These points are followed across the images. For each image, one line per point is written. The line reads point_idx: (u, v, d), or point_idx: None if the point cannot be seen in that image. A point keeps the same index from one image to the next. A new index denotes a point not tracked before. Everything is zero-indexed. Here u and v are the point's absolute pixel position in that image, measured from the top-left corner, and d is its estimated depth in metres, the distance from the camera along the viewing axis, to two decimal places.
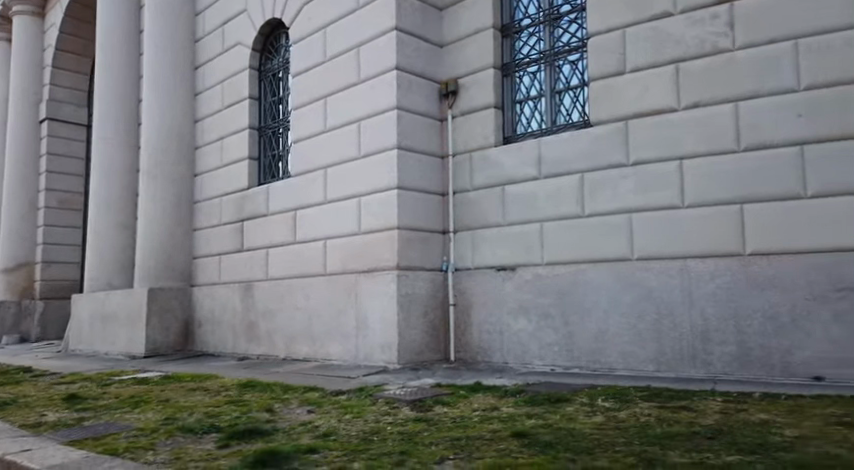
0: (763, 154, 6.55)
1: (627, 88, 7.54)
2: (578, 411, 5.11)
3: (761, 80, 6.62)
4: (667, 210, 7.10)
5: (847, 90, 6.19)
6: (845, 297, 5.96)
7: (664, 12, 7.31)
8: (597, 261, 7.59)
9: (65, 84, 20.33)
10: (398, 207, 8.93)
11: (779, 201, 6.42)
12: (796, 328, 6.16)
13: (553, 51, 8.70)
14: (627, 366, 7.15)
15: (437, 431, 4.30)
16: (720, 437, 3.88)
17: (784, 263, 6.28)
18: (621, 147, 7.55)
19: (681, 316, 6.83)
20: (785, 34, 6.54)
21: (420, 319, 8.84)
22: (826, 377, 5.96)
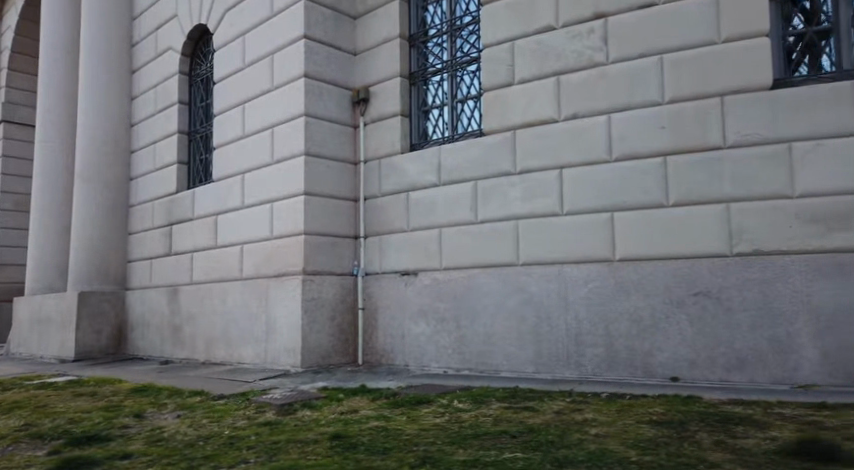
0: (631, 165, 6.90)
1: (515, 99, 7.84)
2: (429, 412, 5.34)
3: (630, 94, 6.98)
4: (548, 218, 7.42)
5: (704, 104, 6.54)
6: (699, 300, 6.32)
7: (548, 26, 7.62)
8: (487, 266, 7.87)
9: (23, 87, 20.04)
10: (305, 213, 9.10)
11: (644, 209, 6.77)
12: (657, 330, 6.50)
13: (455, 61, 8.99)
14: (511, 368, 7.44)
15: (270, 434, 4.48)
16: (522, 437, 4.14)
17: (648, 268, 6.64)
18: (509, 157, 7.85)
19: (558, 319, 7.15)
20: (652, 50, 6.88)
21: (326, 323, 9.03)
22: (681, 377, 6.31)
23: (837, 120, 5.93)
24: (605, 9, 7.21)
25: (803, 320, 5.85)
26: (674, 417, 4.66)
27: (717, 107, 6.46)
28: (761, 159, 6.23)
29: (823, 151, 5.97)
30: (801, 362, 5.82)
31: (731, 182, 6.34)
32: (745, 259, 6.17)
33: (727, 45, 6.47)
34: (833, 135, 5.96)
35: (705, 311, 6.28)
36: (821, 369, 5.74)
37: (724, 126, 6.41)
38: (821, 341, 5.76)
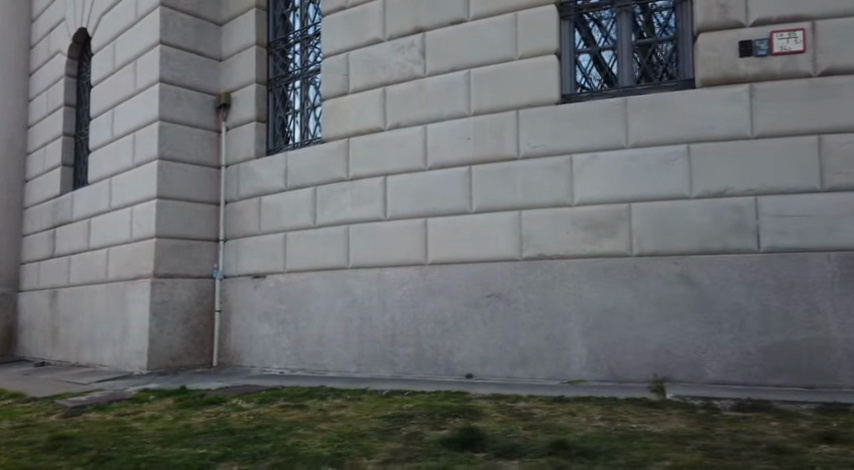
0: (443, 174, 7.33)
1: (348, 108, 8.17)
2: (204, 411, 5.54)
3: (442, 105, 7.41)
4: (373, 222, 7.77)
5: (502, 117, 7.04)
6: (491, 302, 6.78)
7: (376, 39, 8.00)
8: (321, 269, 8.16)
9: None
10: (158, 217, 9.26)
11: (452, 216, 7.21)
12: (456, 330, 6.91)
13: (304, 69, 9.28)
14: (337, 368, 7.73)
15: (11, 435, 4.60)
16: (240, 433, 4.36)
17: (452, 271, 7.06)
18: (343, 163, 8.17)
19: (377, 320, 7.48)
20: (461, 64, 7.31)
21: (179, 325, 9.23)
22: (475, 374, 6.74)
23: (608, 135, 6.50)
24: (423, 23, 7.60)
25: (575, 319, 6.36)
26: (412, 412, 4.98)
27: (513, 121, 6.98)
28: (548, 171, 6.75)
29: (597, 164, 6.51)
30: (572, 359, 6.31)
31: (523, 191, 6.84)
32: (531, 263, 6.67)
33: (525, 61, 6.97)
34: (605, 149, 6.51)
35: (496, 312, 6.74)
36: (588, 365, 6.26)
37: (518, 139, 6.94)
38: (588, 339, 6.29)
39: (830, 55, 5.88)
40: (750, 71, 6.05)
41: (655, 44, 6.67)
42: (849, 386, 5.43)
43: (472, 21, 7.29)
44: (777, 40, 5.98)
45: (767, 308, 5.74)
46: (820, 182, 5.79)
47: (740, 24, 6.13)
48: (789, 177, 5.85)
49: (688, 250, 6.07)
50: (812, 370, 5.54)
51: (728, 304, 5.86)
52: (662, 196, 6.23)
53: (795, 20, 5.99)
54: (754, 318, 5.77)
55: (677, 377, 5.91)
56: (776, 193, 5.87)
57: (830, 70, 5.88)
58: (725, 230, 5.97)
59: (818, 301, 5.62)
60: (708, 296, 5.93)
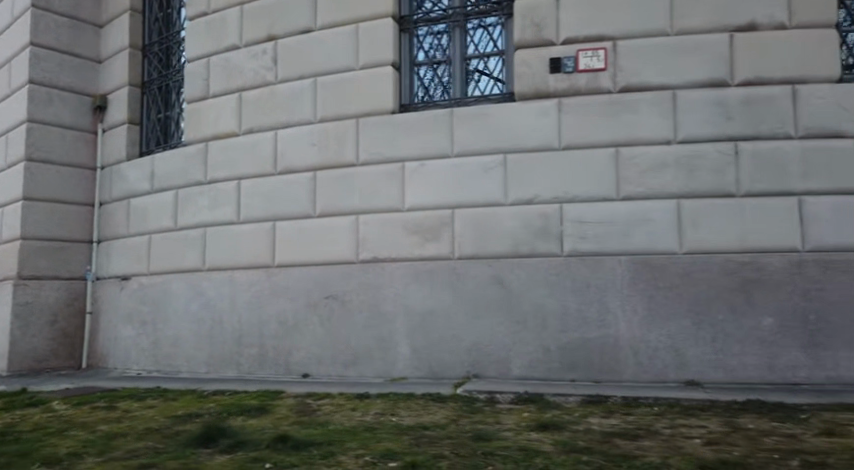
0: (289, 178, 7.53)
1: (207, 112, 8.33)
2: (11, 414, 5.56)
3: (291, 111, 7.63)
4: (226, 225, 7.92)
5: (343, 124, 7.29)
6: (328, 303, 7.03)
7: (233, 45, 8.18)
8: (179, 271, 8.28)
9: None
10: (24, 218, 9.20)
11: (297, 219, 7.41)
12: (296, 330, 7.16)
13: (175, 72, 9.40)
14: (189, 369, 7.88)
15: None
16: (10, 434, 4.41)
17: (294, 273, 7.29)
18: (202, 167, 8.29)
19: (226, 321, 7.66)
20: (308, 72, 7.56)
21: (45, 326, 9.24)
22: (311, 373, 6.99)
23: (435, 145, 6.86)
24: (276, 32, 7.82)
25: (401, 319, 6.70)
26: (205, 410, 5.12)
27: (352, 127, 7.24)
28: (383, 177, 7.03)
29: (425, 171, 6.85)
30: (397, 358, 6.64)
31: (360, 196, 7.10)
32: (365, 265, 6.95)
33: (365, 70, 7.27)
34: (433, 157, 6.86)
35: (332, 313, 7.00)
36: (410, 363, 6.58)
37: (357, 146, 7.19)
38: (412, 338, 6.63)
39: (627, 73, 6.38)
40: (559, 87, 6.54)
41: (485, 57, 7.11)
42: (629, 380, 5.97)
43: (318, 30, 7.55)
44: (582, 59, 6.47)
45: (564, 307, 6.23)
46: (616, 191, 6.29)
47: (551, 42, 6.59)
48: (590, 186, 6.35)
49: (501, 253, 6.50)
50: (600, 365, 6.05)
51: (533, 304, 6.32)
52: (482, 201, 6.63)
53: (599, 40, 6.47)
54: (553, 317, 6.24)
55: (486, 373, 6.33)
56: (578, 201, 6.37)
57: (627, 88, 6.39)
58: (533, 234, 6.43)
59: (608, 302, 6.12)
60: (516, 296, 6.38)
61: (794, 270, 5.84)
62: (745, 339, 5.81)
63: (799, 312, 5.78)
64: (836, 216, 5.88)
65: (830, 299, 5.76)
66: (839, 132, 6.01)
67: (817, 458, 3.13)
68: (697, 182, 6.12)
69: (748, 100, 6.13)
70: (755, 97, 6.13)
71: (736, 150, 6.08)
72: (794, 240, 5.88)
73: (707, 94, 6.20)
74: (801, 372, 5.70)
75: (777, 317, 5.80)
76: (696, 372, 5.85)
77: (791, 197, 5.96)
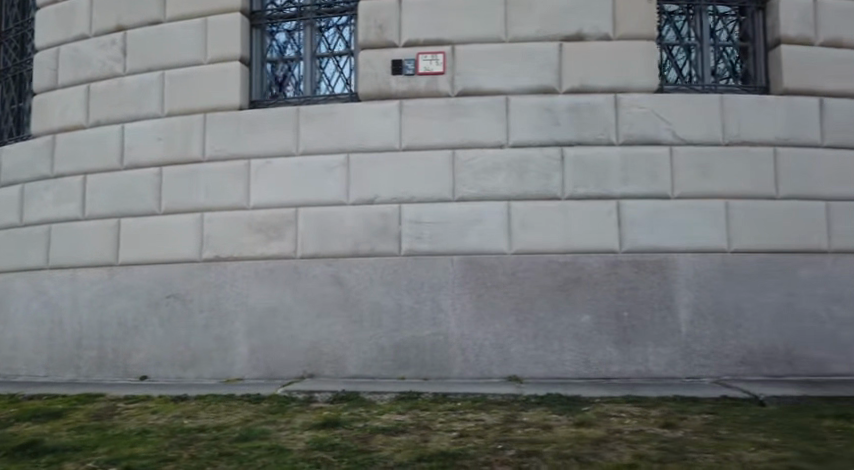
0: (135, 174, 7.30)
1: (55, 103, 7.97)
2: None
3: (139, 105, 7.40)
4: (71, 222, 7.59)
5: (189, 120, 7.13)
6: (169, 303, 6.86)
7: (82, 34, 7.86)
8: (22, 270, 7.88)
9: None
10: None
11: (141, 217, 7.18)
12: (136, 331, 6.96)
13: (27, 61, 8.93)
14: (28, 373, 7.53)
15: None
16: None
17: (137, 272, 7.07)
18: (47, 160, 7.92)
19: (66, 321, 7.37)
20: (156, 65, 7.34)
21: None
22: (149, 375, 6.82)
23: (280, 142, 6.80)
24: (125, 22, 7.57)
25: (241, 319, 6.61)
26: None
27: (199, 122, 7.08)
28: (228, 174, 6.90)
29: (270, 169, 6.76)
30: (235, 359, 6.56)
31: (204, 193, 6.94)
32: (208, 265, 6.81)
33: (213, 65, 7.13)
34: (278, 155, 6.79)
35: (172, 313, 6.84)
36: (249, 364, 6.51)
37: (204, 142, 7.05)
38: (251, 339, 6.55)
39: (464, 78, 6.58)
40: (400, 89, 6.65)
41: (336, 57, 7.10)
42: (457, 376, 6.19)
43: (168, 23, 7.36)
44: (422, 62, 6.61)
45: (398, 305, 6.35)
46: (453, 192, 6.45)
47: (393, 44, 6.70)
48: (427, 187, 6.46)
49: (341, 252, 6.51)
50: (431, 362, 6.22)
51: (370, 303, 6.38)
52: (324, 201, 6.60)
53: (439, 44, 6.63)
54: (389, 315, 6.35)
55: (322, 373, 6.34)
56: (416, 201, 6.47)
57: (464, 92, 6.59)
58: (373, 233, 6.49)
59: (441, 300, 6.32)
60: (352, 296, 6.42)
61: (610, 271, 6.25)
62: (564, 336, 6.20)
63: (613, 310, 6.22)
64: (650, 219, 6.29)
65: (641, 297, 6.21)
66: (655, 141, 6.44)
67: (536, 447, 3.31)
68: (527, 185, 6.39)
69: (573, 108, 6.50)
70: (580, 105, 6.50)
71: (562, 156, 6.42)
72: (612, 242, 6.27)
73: (537, 101, 6.52)
74: (613, 367, 6.13)
75: (594, 314, 6.22)
76: (518, 368, 6.17)
77: (611, 201, 6.33)
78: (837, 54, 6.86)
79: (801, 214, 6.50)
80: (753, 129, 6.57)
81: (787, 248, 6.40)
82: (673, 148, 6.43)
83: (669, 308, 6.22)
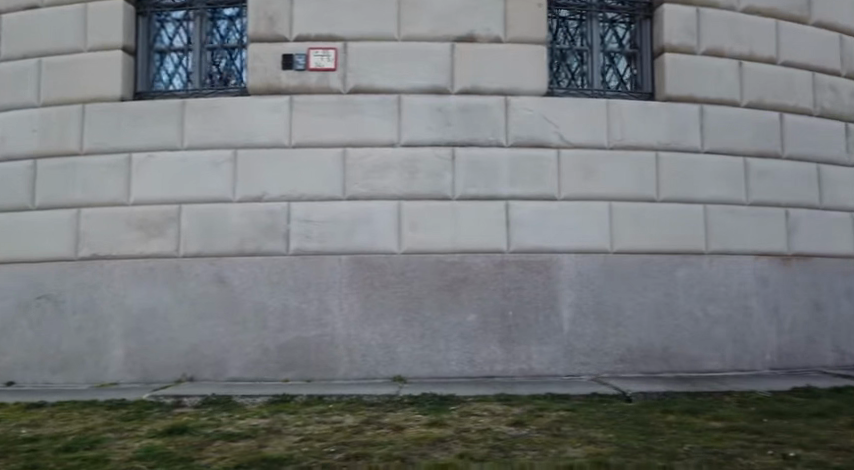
0: (6, 167, 6.85)
1: None
2: None
3: (13, 93, 6.95)
4: None
5: (66, 111, 6.74)
6: (41, 304, 6.49)
7: None
8: None
9: None
10: None
11: (12, 212, 6.73)
12: (4, 334, 6.56)
13: None
14: None
15: None
16: None
17: (7, 271, 6.64)
18: None
19: None
20: (32, 52, 6.91)
21: None
22: (16, 381, 6.44)
23: (163, 136, 6.50)
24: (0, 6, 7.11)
25: (117, 321, 6.32)
26: None
27: (77, 113, 6.71)
28: (105, 168, 6.54)
29: (152, 163, 6.45)
30: (110, 362, 6.25)
31: (81, 188, 6.55)
32: (83, 263, 6.45)
33: (93, 53, 6.77)
34: (161, 149, 6.49)
35: (44, 314, 6.47)
36: (124, 367, 6.22)
37: (82, 134, 6.67)
38: (127, 341, 6.26)
39: (355, 75, 6.46)
40: (291, 84, 6.47)
41: (227, 50, 6.83)
42: (342, 377, 6.08)
43: (46, 7, 6.93)
44: (313, 57, 6.44)
45: (284, 306, 6.19)
46: (343, 190, 6.34)
47: (283, 37, 6.51)
48: (317, 185, 6.33)
49: (225, 251, 6.27)
50: (315, 364, 6.09)
51: (254, 304, 6.20)
52: (209, 198, 6.36)
53: (331, 39, 6.48)
54: (273, 316, 6.18)
55: (202, 376, 6.12)
56: (305, 199, 6.32)
57: (356, 89, 6.47)
58: (259, 232, 6.29)
59: (328, 300, 6.18)
60: (236, 297, 6.21)
61: (497, 271, 6.36)
62: (450, 336, 6.21)
63: (499, 310, 6.31)
64: (536, 220, 6.48)
65: (526, 297, 6.37)
66: (543, 143, 6.63)
67: (367, 450, 3.26)
68: (417, 184, 6.37)
69: (465, 108, 6.54)
70: (472, 106, 6.55)
71: (453, 156, 6.46)
72: (499, 243, 6.39)
73: (429, 100, 6.49)
74: (497, 366, 6.22)
75: (480, 314, 6.28)
76: (404, 368, 6.12)
77: (499, 201, 6.45)
78: (720, 63, 7.15)
79: (680, 217, 6.79)
80: (636, 133, 6.82)
81: (666, 250, 6.67)
82: (560, 152, 6.65)
83: (552, 308, 6.39)
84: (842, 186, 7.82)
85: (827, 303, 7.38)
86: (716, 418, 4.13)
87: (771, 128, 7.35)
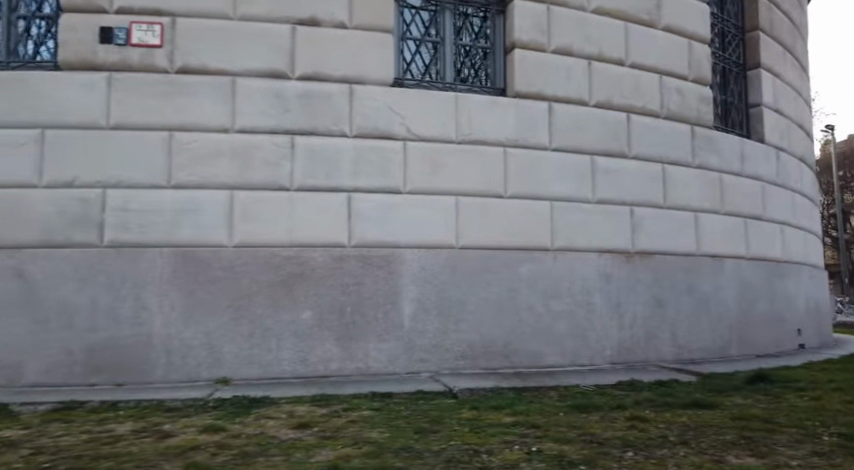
0: None
1: None
2: None
3: None
4: None
5: None
6: None
7: None
8: None
9: None
10: None
11: None
12: None
13: None
14: None
15: None
16: None
17: None
18: None
19: None
20: None
21: None
22: None
23: None
24: None
25: None
26: None
27: None
28: None
29: None
30: None
31: None
32: None
33: None
34: None
35: None
36: None
37: None
38: None
39: (185, 54, 6.00)
40: (110, 60, 5.90)
41: (40, 20, 6.16)
42: (158, 381, 5.59)
43: None
44: (135, 32, 5.91)
45: (94, 303, 5.62)
46: (168, 178, 5.83)
47: (102, 8, 5.94)
48: (137, 171, 5.79)
49: (27, 242, 5.61)
50: (128, 366, 5.56)
51: (59, 301, 5.58)
52: (9, 182, 5.67)
53: (157, 14, 5.99)
54: (81, 314, 5.59)
55: None
56: (124, 186, 5.76)
57: (184, 69, 6.00)
58: (68, 221, 5.65)
59: (145, 297, 5.67)
60: (38, 293, 5.58)
61: (335, 265, 6.07)
62: (282, 334, 5.85)
63: (336, 306, 6.02)
64: (379, 214, 6.26)
65: (365, 293, 6.12)
66: (387, 134, 6.43)
67: (94, 462, 2.90)
68: (251, 173, 5.97)
69: (306, 95, 6.22)
70: (312, 93, 6.24)
71: (292, 144, 6.12)
72: (340, 236, 6.12)
73: (266, 85, 6.13)
74: (332, 365, 5.93)
75: (315, 311, 5.96)
76: (229, 369, 5.70)
77: (341, 193, 6.19)
78: (569, 63, 7.32)
79: (526, 213, 6.86)
80: (484, 127, 6.82)
81: (511, 246, 6.72)
82: (406, 144, 6.48)
83: (394, 304, 6.19)
84: (685, 187, 8.16)
85: (669, 299, 7.64)
86: (511, 415, 4.09)
87: (618, 129, 7.59)
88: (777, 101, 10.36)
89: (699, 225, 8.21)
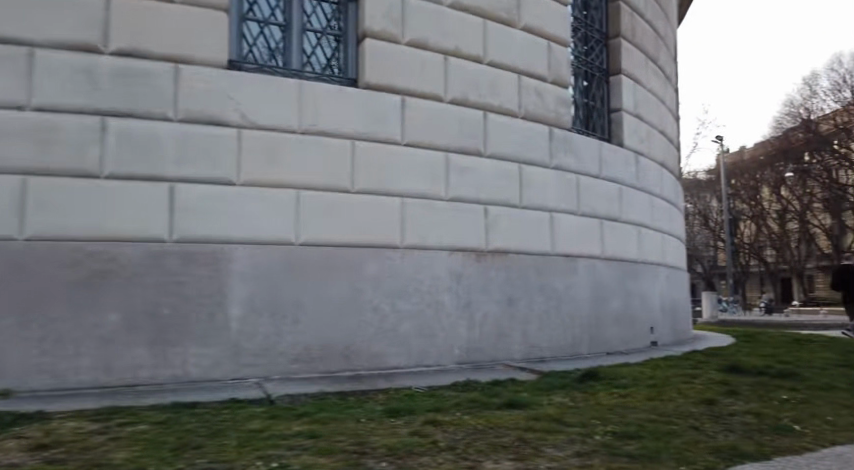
0: None
1: None
2: None
3: None
4: None
5: None
6: None
7: None
8: None
9: None
10: None
11: None
12: None
13: None
14: None
15: None
16: None
17: None
18: None
19: None
20: None
21: None
22: None
23: None
24: None
25: None
26: None
27: None
28: None
29: None
30: None
31: None
32: None
33: None
34: None
35: None
36: None
37: None
38: None
39: None
40: None
41: None
42: None
43: None
44: None
45: None
46: None
47: None
48: None
49: None
50: None
51: None
52: None
53: None
54: None
55: None
56: None
57: None
58: None
59: None
60: None
61: (152, 262, 5.48)
62: (83, 339, 5.21)
63: (148, 307, 5.43)
64: (203, 206, 5.70)
65: (187, 293, 5.57)
66: (218, 120, 5.87)
67: None
68: (49, 156, 5.23)
69: (121, 72, 5.55)
70: (129, 70, 5.58)
71: (102, 127, 5.44)
72: (158, 231, 5.52)
73: (73, 58, 5.40)
74: (142, 372, 5.36)
75: (123, 313, 5.36)
76: (13, 380, 4.96)
77: (162, 184, 5.57)
78: (424, 56, 7.12)
79: (374, 209, 6.57)
80: (331, 118, 6.42)
81: (356, 244, 6.41)
82: (241, 131, 5.95)
83: (219, 304, 5.68)
84: (541, 187, 8.23)
85: (520, 298, 7.66)
86: (305, 424, 3.82)
87: (474, 126, 7.49)
88: (639, 107, 10.74)
89: (554, 225, 8.33)
